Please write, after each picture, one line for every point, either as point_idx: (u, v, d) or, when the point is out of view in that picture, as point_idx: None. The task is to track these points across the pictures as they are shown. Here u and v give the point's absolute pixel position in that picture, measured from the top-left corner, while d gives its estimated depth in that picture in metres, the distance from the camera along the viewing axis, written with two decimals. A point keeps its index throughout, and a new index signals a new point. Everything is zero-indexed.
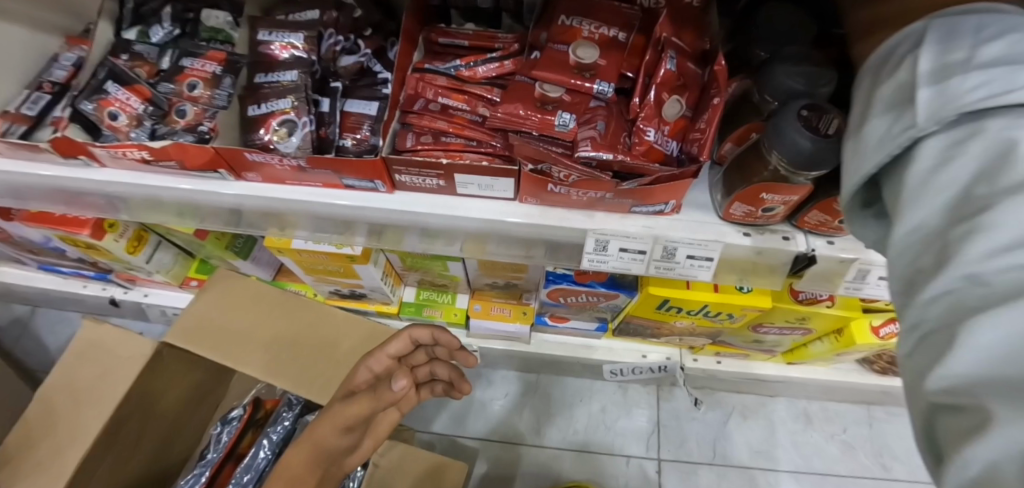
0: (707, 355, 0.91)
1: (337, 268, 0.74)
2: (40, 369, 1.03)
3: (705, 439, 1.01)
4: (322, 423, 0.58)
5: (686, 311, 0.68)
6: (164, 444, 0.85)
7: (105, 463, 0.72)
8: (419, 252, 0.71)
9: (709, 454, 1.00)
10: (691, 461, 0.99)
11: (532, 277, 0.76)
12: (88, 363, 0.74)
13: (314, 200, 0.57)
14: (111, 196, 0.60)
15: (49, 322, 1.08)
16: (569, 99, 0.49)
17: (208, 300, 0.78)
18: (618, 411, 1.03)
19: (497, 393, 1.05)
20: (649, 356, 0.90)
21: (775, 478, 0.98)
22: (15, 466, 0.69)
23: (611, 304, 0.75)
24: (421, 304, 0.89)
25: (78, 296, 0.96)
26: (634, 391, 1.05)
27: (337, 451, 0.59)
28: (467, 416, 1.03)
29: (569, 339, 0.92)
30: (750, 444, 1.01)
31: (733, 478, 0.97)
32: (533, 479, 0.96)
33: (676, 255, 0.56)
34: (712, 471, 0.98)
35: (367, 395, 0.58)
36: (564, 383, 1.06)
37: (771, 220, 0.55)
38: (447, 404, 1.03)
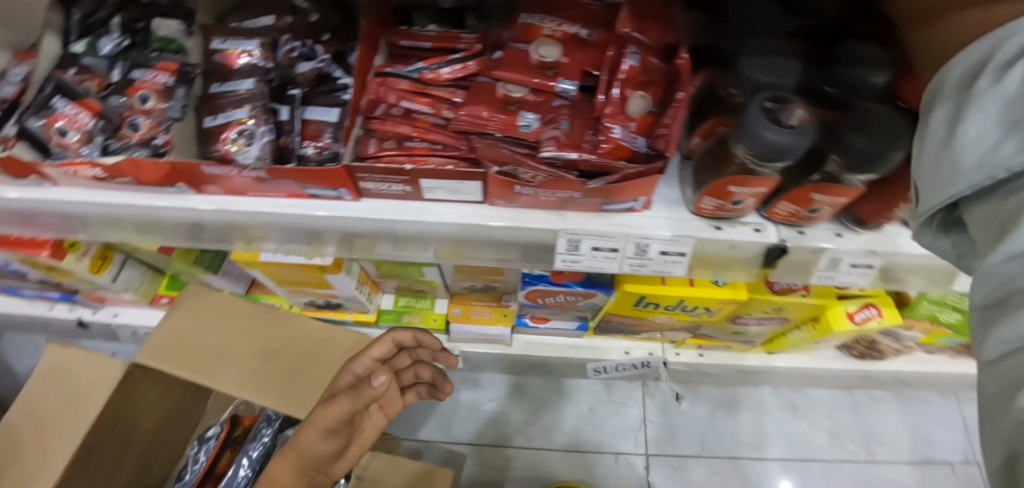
0: (690, 349, 0.91)
1: (310, 279, 0.72)
2: (8, 396, 0.99)
3: (693, 433, 1.01)
4: (307, 430, 0.54)
5: (664, 307, 0.68)
6: (139, 468, 0.82)
7: None
8: (393, 260, 0.70)
9: (698, 446, 1.00)
10: (680, 455, 0.99)
11: (510, 279, 0.76)
12: (54, 388, 0.71)
13: (278, 212, 0.55)
14: (66, 215, 0.57)
15: (15, 348, 1.04)
16: (533, 98, 0.49)
17: (181, 317, 0.76)
18: (605, 410, 1.03)
19: (484, 397, 1.04)
20: (633, 353, 0.90)
21: (762, 467, 0.99)
22: None
23: (590, 303, 0.74)
24: (400, 311, 0.87)
25: (44, 319, 0.92)
26: (621, 388, 1.05)
27: (322, 458, 0.55)
28: (453, 422, 1.01)
29: (553, 339, 0.91)
30: (737, 435, 1.01)
31: (721, 469, 0.98)
32: (524, 482, 0.96)
33: (649, 251, 0.56)
34: (700, 463, 0.98)
35: (347, 395, 0.55)
36: (550, 384, 1.05)
37: (741, 213, 0.55)
38: (433, 411, 1.02)
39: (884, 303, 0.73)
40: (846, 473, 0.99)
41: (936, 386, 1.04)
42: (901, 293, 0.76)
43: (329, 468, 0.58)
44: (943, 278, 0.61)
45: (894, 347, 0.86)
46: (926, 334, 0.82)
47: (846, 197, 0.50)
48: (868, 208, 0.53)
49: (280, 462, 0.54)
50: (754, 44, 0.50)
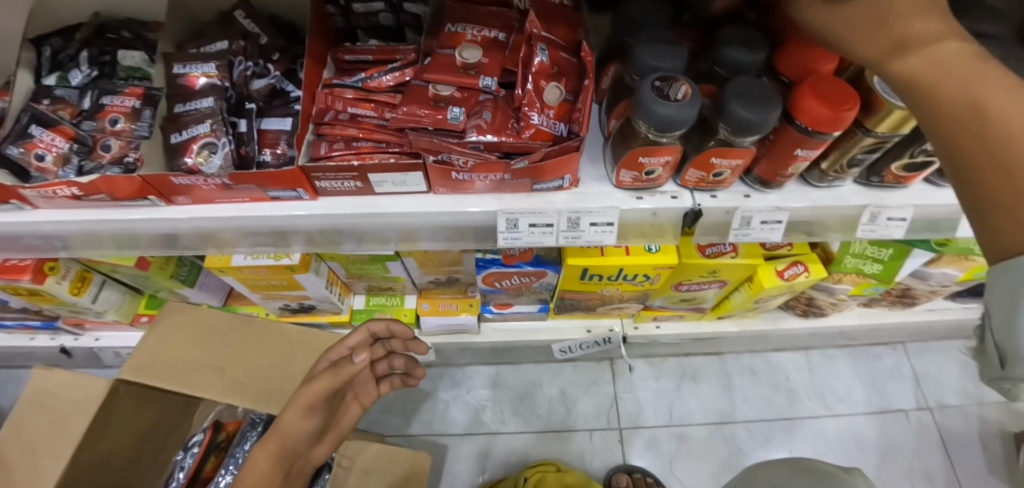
0: (646, 322, 0.98)
1: (281, 281, 0.78)
2: None
3: (661, 405, 1.07)
4: (289, 410, 0.58)
5: (607, 278, 0.75)
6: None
7: None
8: (357, 255, 0.76)
9: (667, 417, 1.05)
10: (650, 427, 1.04)
11: (469, 267, 0.82)
12: (40, 413, 0.72)
13: (242, 214, 0.61)
14: (46, 236, 0.62)
15: None
16: (460, 95, 0.56)
17: (158, 334, 0.79)
18: (577, 391, 1.08)
19: (462, 389, 1.08)
20: (594, 331, 0.96)
21: (728, 431, 1.04)
22: None
23: (544, 282, 0.81)
24: (371, 310, 0.92)
25: (26, 349, 0.95)
26: (590, 369, 1.11)
27: (303, 440, 0.60)
28: (434, 417, 1.05)
29: (520, 325, 0.97)
30: (702, 403, 1.07)
31: (690, 436, 1.04)
32: (505, 465, 1.00)
33: (581, 223, 0.62)
34: (670, 433, 1.04)
35: (328, 373, 0.60)
36: (524, 371, 1.10)
37: (657, 183, 0.62)
38: (413, 408, 1.06)
39: (809, 259, 0.80)
40: (807, 429, 1.06)
41: (879, 338, 1.12)
42: (826, 249, 0.81)
43: (307, 453, 0.62)
44: (846, 229, 0.68)
45: (829, 304, 0.94)
46: (855, 286, 0.87)
47: (741, 159, 0.57)
48: (768, 169, 0.60)
49: (261, 448, 0.57)
50: (648, 35, 0.58)
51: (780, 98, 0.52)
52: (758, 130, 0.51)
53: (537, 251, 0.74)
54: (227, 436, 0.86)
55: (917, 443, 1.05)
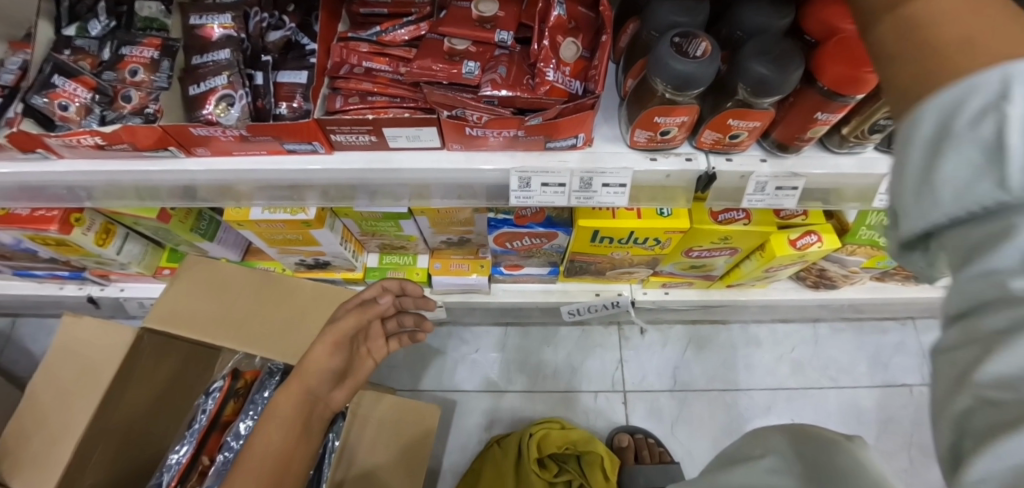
0: (653, 288, 0.98)
1: (296, 236, 0.80)
2: (27, 375, 1.06)
3: (665, 370, 1.07)
4: (316, 347, 0.61)
5: (617, 241, 0.75)
6: (142, 440, 0.83)
7: (97, 451, 0.74)
8: (369, 212, 0.76)
9: (671, 382, 1.06)
10: (653, 390, 1.06)
11: (480, 227, 0.82)
12: (68, 361, 0.74)
13: (259, 166, 0.61)
14: (71, 185, 0.64)
15: (31, 331, 1.10)
16: (475, 49, 0.56)
17: (183, 286, 0.78)
18: (582, 355, 1.09)
19: (470, 347, 1.11)
20: (602, 295, 0.97)
21: (731, 397, 1.05)
22: (14, 459, 0.71)
23: (555, 243, 0.81)
24: (384, 268, 0.94)
25: (57, 298, 1.00)
26: (597, 334, 1.11)
27: (324, 380, 0.61)
28: (443, 373, 1.09)
29: (528, 286, 0.98)
30: (706, 370, 1.08)
31: (694, 401, 1.04)
32: (510, 423, 1.03)
33: (594, 184, 0.62)
34: (673, 397, 1.05)
35: (354, 311, 0.64)
36: (532, 333, 1.12)
37: (673, 144, 0.61)
38: (424, 364, 1.10)
39: (823, 229, 0.78)
40: (808, 399, 1.07)
41: (888, 313, 1.11)
42: (842, 220, 0.80)
43: (327, 397, 0.63)
44: (863, 198, 0.67)
45: (840, 276, 0.93)
46: (869, 257, 0.86)
47: (760, 121, 0.56)
48: (786, 133, 0.59)
49: (284, 392, 0.59)
50: None
51: (804, 58, 0.51)
52: (779, 92, 0.50)
53: (548, 212, 0.74)
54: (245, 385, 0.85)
55: (918, 416, 1.06)
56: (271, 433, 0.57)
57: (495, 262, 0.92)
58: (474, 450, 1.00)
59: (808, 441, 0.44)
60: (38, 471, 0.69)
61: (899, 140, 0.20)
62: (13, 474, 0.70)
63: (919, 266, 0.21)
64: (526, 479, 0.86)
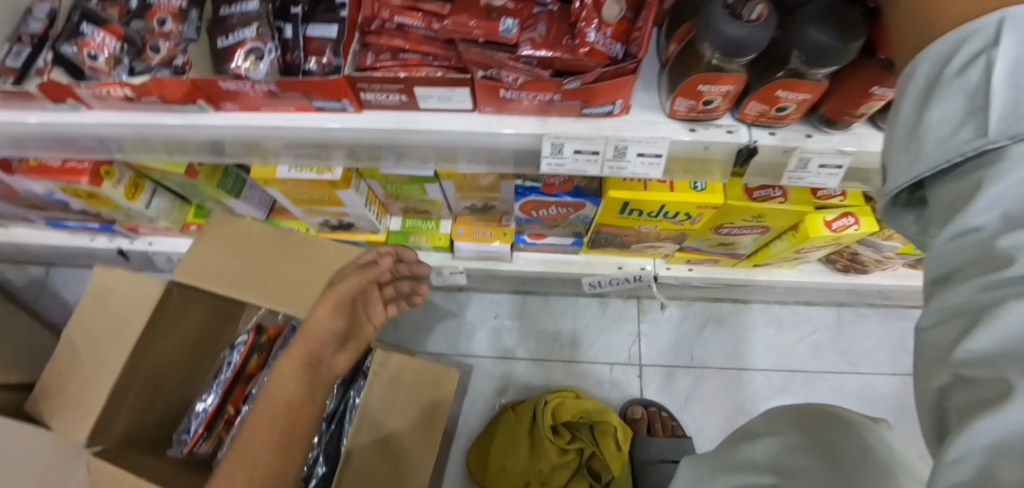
0: (677, 263, 0.97)
1: (322, 197, 0.80)
2: (62, 322, 1.10)
3: (682, 347, 1.07)
4: (318, 309, 0.62)
5: (647, 214, 0.73)
6: (172, 389, 0.86)
7: (131, 398, 0.77)
8: (395, 174, 0.75)
9: (688, 357, 1.06)
10: (669, 365, 1.06)
11: (506, 195, 0.81)
12: (101, 311, 0.76)
13: (288, 124, 0.60)
14: (102, 138, 0.64)
15: (65, 280, 1.14)
16: (512, 6, 0.53)
17: (209, 242, 0.78)
18: (599, 327, 1.09)
19: (488, 314, 1.12)
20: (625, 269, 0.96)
21: (747, 377, 1.05)
22: (53, 401, 0.74)
23: (581, 214, 0.80)
24: (407, 232, 0.94)
25: (89, 249, 1.02)
26: (616, 306, 1.10)
27: (328, 342, 0.63)
28: (460, 338, 1.10)
29: (548, 256, 0.97)
30: (724, 348, 1.07)
31: (710, 379, 1.04)
32: (524, 388, 1.04)
33: (628, 153, 0.60)
34: (689, 373, 1.05)
35: (356, 272, 0.66)
36: (550, 303, 1.12)
37: (714, 115, 0.58)
38: (442, 328, 1.11)
39: (863, 212, 0.75)
40: (825, 382, 1.06)
41: (919, 301, 1.08)
42: None
43: (330, 359, 0.64)
44: None
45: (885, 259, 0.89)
46: (907, 244, 0.82)
47: (810, 93, 0.53)
48: (836, 106, 0.56)
49: (289, 355, 0.60)
50: None
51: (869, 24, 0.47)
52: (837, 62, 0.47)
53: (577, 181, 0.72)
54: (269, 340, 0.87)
55: None
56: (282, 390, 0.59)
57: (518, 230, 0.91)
58: (488, 413, 1.02)
59: (828, 419, 0.43)
60: (75, 414, 0.73)
61: (898, 112, 0.26)
62: (54, 414, 0.74)
63: (907, 225, 0.28)
64: (541, 445, 0.88)
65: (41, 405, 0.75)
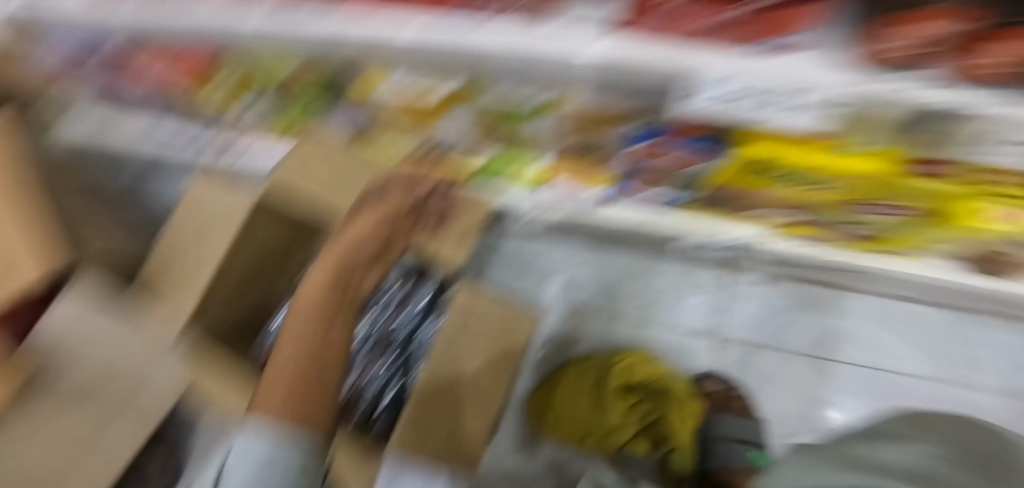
0: (788, 239, 0.81)
1: (426, 113, 0.71)
2: None
3: (765, 326, 1.00)
4: (358, 221, 0.62)
5: (780, 173, 0.54)
6: (252, 294, 0.90)
7: (216, 301, 0.80)
8: (494, 110, 0.66)
9: (769, 338, 1.00)
10: (749, 342, 1.00)
11: (612, 137, 0.65)
12: (192, 217, 0.78)
13: (391, 30, 0.46)
14: (212, 34, 0.59)
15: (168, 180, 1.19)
16: None
17: (290, 163, 0.77)
18: (682, 292, 1.02)
19: (566, 262, 1.06)
20: (718, 237, 0.83)
21: (829, 366, 0.98)
22: (145, 297, 0.78)
23: (685, 174, 0.64)
24: (493, 170, 0.81)
25: (179, 156, 1.02)
26: (702, 274, 1.02)
27: (366, 249, 0.60)
28: (535, 282, 1.06)
29: (645, 210, 0.81)
30: (810, 333, 0.99)
31: (790, 361, 0.98)
32: (592, 346, 1.03)
33: (782, 96, 0.32)
34: (768, 354, 0.99)
35: (399, 190, 0.68)
36: (633, 261, 1.05)
37: (940, 60, 0.25)
38: (520, 269, 1.07)
39: None
40: (919, 387, 0.97)
41: None
42: None
43: (359, 283, 0.57)
44: None
45: None
46: None
47: None
48: None
49: (321, 264, 0.56)
50: None
51: None
52: None
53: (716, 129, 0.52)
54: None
55: None
56: (302, 322, 0.51)
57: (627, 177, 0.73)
58: (552, 361, 1.03)
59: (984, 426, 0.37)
60: (163, 311, 0.76)
61: None
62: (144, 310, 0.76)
63: None
64: (606, 404, 0.87)
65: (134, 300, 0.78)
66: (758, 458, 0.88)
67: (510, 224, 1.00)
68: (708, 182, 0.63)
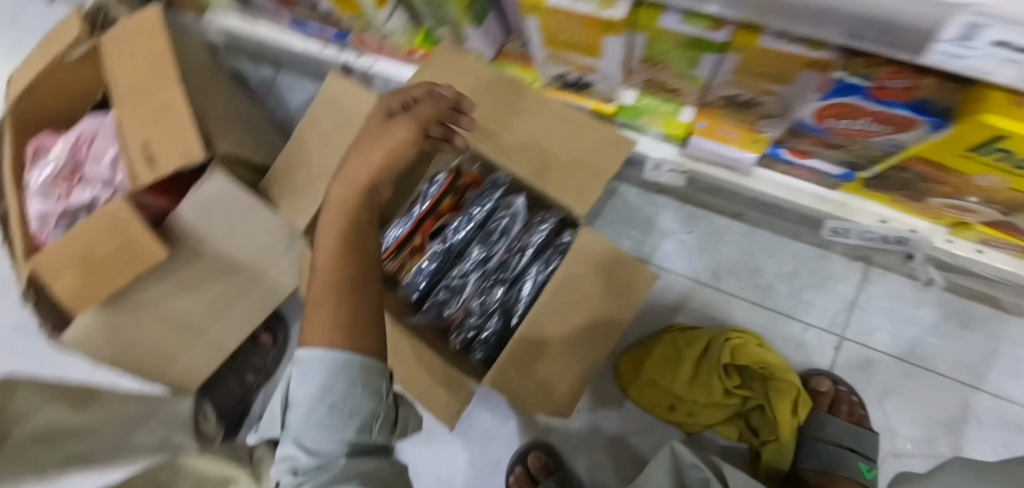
0: (967, 238, 0.69)
1: (581, 43, 0.61)
2: (284, 124, 1.19)
3: (901, 336, 0.87)
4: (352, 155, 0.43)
5: (1016, 160, 0.44)
6: None
7: None
8: (676, 32, 0.55)
9: (904, 349, 0.87)
10: (878, 350, 0.88)
11: (792, 94, 0.60)
12: (330, 117, 0.84)
13: None
14: None
15: (289, 86, 1.21)
16: None
17: (430, 72, 0.75)
18: (809, 279, 0.91)
19: (682, 226, 0.97)
20: (875, 226, 0.71)
21: (973, 396, 0.84)
22: (283, 188, 0.84)
23: (890, 141, 0.55)
24: (640, 110, 0.76)
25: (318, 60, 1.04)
26: (836, 262, 0.91)
27: (396, 158, 0.43)
28: (643, 241, 0.97)
29: (795, 184, 0.75)
30: (957, 353, 0.85)
31: (925, 381, 0.85)
32: (698, 317, 0.94)
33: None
34: (899, 367, 0.87)
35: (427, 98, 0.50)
36: (758, 236, 0.94)
37: None
38: (631, 222, 0.98)
39: None
40: None
41: None
42: None
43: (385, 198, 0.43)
44: None
45: None
46: None
47: None
48: None
49: (337, 186, 0.42)
50: None
51: None
52: None
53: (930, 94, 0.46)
54: (463, 187, 0.82)
55: None
56: (327, 243, 0.39)
57: (777, 142, 0.70)
58: (647, 330, 0.95)
59: None
60: (300, 201, 0.83)
61: None
62: (282, 199, 0.84)
63: None
64: (707, 378, 0.84)
65: (273, 190, 0.85)
66: (868, 471, 0.79)
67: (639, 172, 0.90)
68: (890, 162, 0.58)
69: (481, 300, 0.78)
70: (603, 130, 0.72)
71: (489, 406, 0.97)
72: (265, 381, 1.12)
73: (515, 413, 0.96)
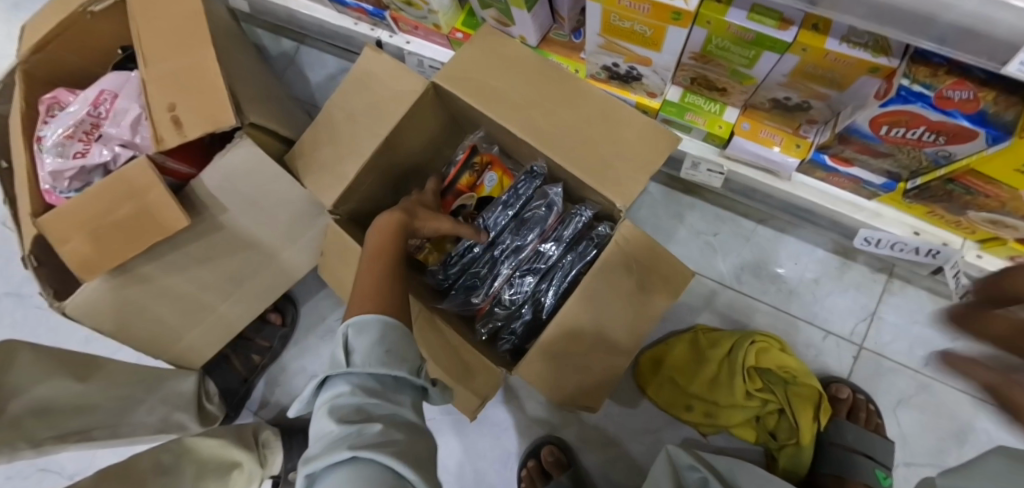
0: (998, 254, 0.70)
1: (644, 31, 0.60)
2: (304, 98, 1.16)
3: (918, 348, 0.89)
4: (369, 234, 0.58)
5: None
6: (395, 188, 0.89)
7: (368, 182, 0.80)
8: (737, 30, 0.55)
9: (920, 361, 0.89)
10: (895, 360, 0.89)
11: (842, 98, 0.60)
12: (364, 90, 0.78)
13: None
14: None
15: (310, 59, 1.17)
16: None
17: (474, 52, 0.73)
18: (830, 286, 0.93)
19: (708, 227, 0.97)
20: (908, 238, 0.73)
21: (984, 409, 0.86)
22: (306, 160, 0.80)
23: (940, 152, 0.56)
24: (684, 107, 0.76)
25: (349, 34, 1.01)
26: (856, 272, 0.92)
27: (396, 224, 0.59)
28: (668, 240, 0.98)
29: (831, 190, 0.78)
30: None
31: (939, 393, 0.87)
32: (720, 318, 0.94)
33: None
34: (914, 378, 0.88)
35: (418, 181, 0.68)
36: (783, 242, 0.95)
37: None
38: (656, 222, 0.98)
39: None
40: None
41: None
42: None
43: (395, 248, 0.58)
44: None
45: None
46: None
47: None
48: None
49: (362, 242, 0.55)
50: None
51: None
52: None
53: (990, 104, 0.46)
54: (480, 166, 0.83)
55: None
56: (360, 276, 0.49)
57: (822, 148, 0.70)
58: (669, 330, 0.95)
59: None
60: (322, 176, 0.78)
61: None
62: (305, 173, 0.79)
63: None
64: (729, 378, 0.87)
65: (296, 161, 0.80)
66: (883, 479, 0.80)
67: (675, 170, 0.90)
68: (936, 174, 0.60)
69: (511, 292, 0.77)
70: (647, 123, 0.70)
71: (502, 398, 0.97)
72: (270, 362, 1.10)
73: (529, 406, 0.96)
